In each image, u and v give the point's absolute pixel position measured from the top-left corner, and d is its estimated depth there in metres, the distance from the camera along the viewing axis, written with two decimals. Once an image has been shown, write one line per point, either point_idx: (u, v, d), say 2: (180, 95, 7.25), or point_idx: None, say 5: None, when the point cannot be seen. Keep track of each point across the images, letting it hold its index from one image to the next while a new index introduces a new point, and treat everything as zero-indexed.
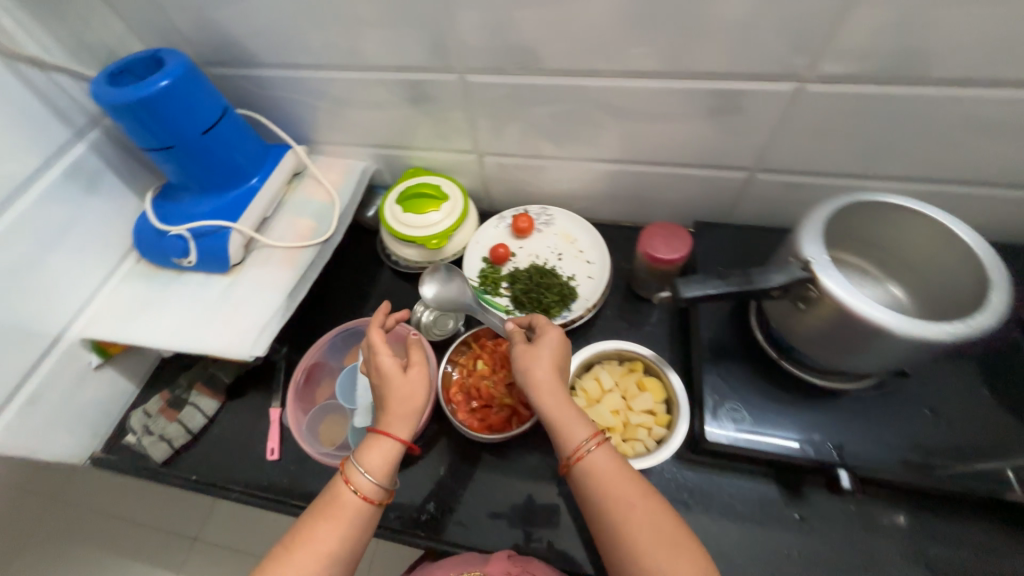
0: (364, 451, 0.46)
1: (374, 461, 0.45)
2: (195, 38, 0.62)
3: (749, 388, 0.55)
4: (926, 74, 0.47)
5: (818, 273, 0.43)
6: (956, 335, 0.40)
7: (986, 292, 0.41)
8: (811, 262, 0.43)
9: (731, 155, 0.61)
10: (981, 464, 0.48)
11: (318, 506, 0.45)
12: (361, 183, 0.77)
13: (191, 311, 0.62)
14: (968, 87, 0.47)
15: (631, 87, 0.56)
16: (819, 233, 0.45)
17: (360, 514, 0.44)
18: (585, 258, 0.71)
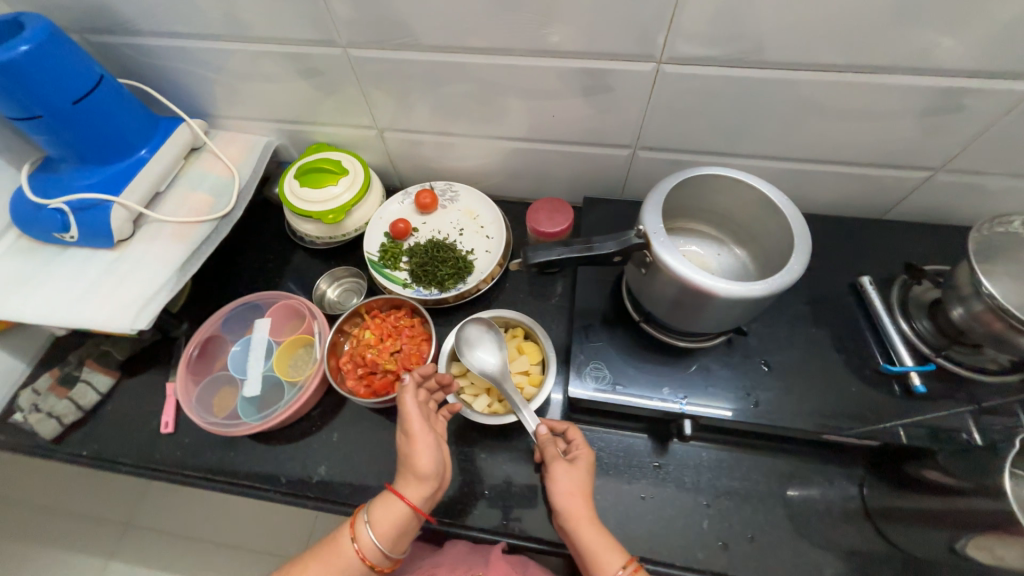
0: (374, 509, 0.49)
1: (379, 519, 0.48)
2: (65, 3, 0.60)
3: (616, 350, 0.60)
4: (762, 57, 0.52)
5: (650, 239, 0.47)
6: (760, 292, 0.46)
7: (790, 255, 0.46)
8: (645, 229, 0.48)
9: (612, 134, 0.65)
10: (808, 410, 0.55)
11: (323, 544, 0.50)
12: (264, 158, 0.76)
13: (74, 286, 0.61)
14: (795, 70, 0.52)
15: (507, 64, 0.58)
16: (657, 204, 0.49)
17: (353, 569, 0.49)
18: (485, 233, 0.74)
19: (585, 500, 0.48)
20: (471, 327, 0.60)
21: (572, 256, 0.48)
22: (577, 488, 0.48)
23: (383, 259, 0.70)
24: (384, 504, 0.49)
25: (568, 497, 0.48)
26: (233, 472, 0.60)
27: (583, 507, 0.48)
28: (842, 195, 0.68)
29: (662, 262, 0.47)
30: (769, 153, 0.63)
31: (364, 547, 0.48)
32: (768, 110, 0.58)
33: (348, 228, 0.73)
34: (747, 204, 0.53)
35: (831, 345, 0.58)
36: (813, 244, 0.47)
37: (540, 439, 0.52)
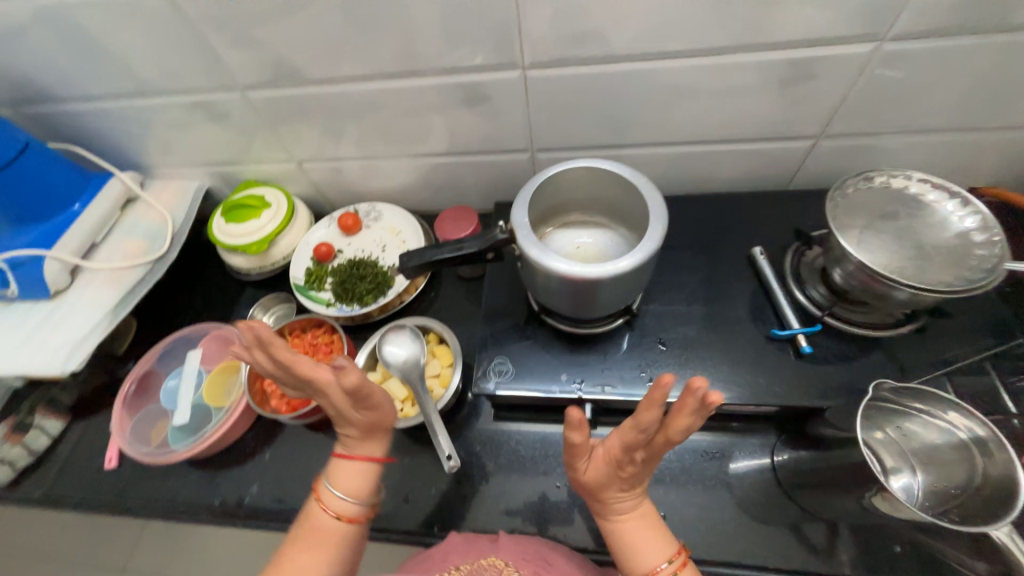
0: (339, 476, 0.49)
1: (350, 482, 0.49)
2: None
3: (522, 345, 0.62)
4: (614, 53, 0.55)
5: (517, 235, 0.50)
6: (622, 271, 0.48)
7: (648, 234, 0.49)
8: (513, 227, 0.51)
9: (505, 140, 0.68)
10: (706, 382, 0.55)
11: (295, 535, 0.48)
12: (197, 201, 0.80)
13: (14, 338, 0.65)
14: (649, 61, 0.55)
15: (390, 87, 0.62)
16: (525, 202, 0.52)
17: (343, 537, 0.48)
18: (406, 247, 0.77)
19: (601, 492, 0.47)
20: (388, 333, 0.62)
21: (447, 255, 0.51)
22: (598, 489, 0.46)
23: (308, 282, 0.73)
24: (348, 469, 0.50)
25: (584, 490, 0.48)
26: (170, 500, 0.63)
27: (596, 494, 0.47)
28: (737, 172, 0.70)
29: (529, 253, 0.50)
30: (655, 140, 0.66)
31: (348, 513, 0.48)
32: (639, 100, 0.60)
33: (275, 257, 0.76)
34: (622, 191, 0.56)
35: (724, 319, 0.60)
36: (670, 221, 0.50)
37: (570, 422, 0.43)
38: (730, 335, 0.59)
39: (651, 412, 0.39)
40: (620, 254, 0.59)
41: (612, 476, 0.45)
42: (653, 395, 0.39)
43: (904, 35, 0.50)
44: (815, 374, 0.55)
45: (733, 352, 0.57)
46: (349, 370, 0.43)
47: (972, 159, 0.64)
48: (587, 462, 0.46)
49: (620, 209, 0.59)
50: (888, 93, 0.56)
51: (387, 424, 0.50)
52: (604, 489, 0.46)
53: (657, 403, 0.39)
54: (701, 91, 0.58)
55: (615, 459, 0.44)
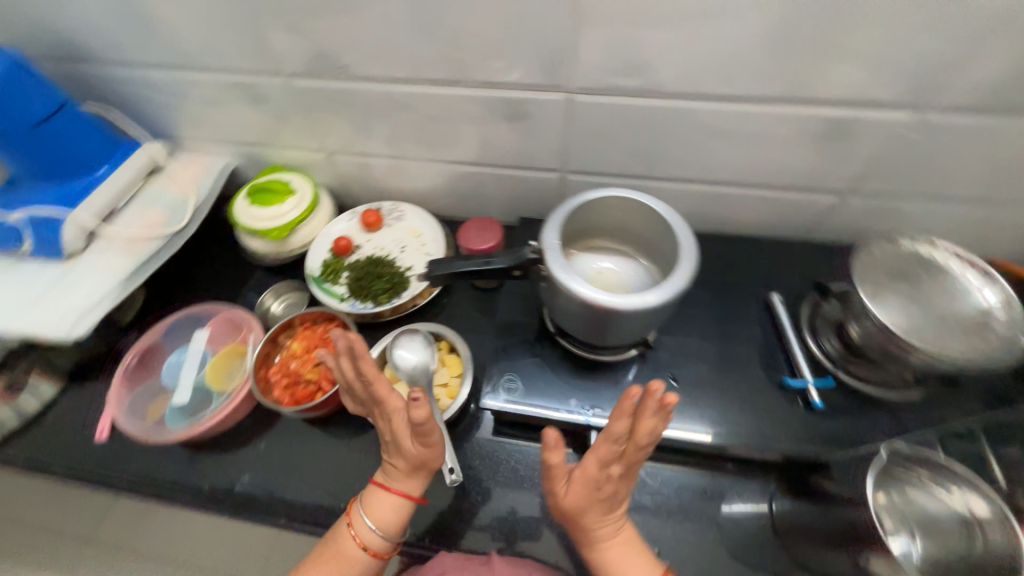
0: (375, 505, 0.52)
1: (383, 513, 0.52)
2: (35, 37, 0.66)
3: (533, 364, 0.62)
4: (660, 88, 0.56)
5: (546, 255, 0.50)
6: (647, 305, 0.48)
7: (675, 272, 0.50)
8: (543, 247, 0.51)
9: (538, 158, 0.69)
10: (714, 423, 0.55)
11: (319, 554, 0.51)
12: (221, 179, 0.80)
13: (23, 296, 0.64)
14: (692, 100, 0.56)
15: (433, 92, 0.62)
16: (557, 224, 0.52)
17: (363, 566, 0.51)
18: (425, 250, 0.77)
19: (585, 520, 0.48)
20: (400, 337, 0.62)
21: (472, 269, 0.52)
22: (579, 515, 0.48)
23: (324, 274, 0.73)
24: (384, 500, 0.52)
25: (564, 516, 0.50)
26: (156, 479, 0.62)
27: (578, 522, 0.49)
28: (762, 217, 0.71)
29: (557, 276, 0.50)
30: (686, 176, 0.66)
31: (374, 545, 0.51)
32: (677, 136, 0.61)
33: (293, 245, 0.76)
34: (653, 224, 0.56)
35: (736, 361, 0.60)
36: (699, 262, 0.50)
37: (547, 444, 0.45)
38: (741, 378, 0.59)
39: (620, 422, 0.43)
40: (641, 286, 0.59)
41: (593, 499, 0.47)
42: (621, 404, 0.43)
43: (943, 106, 0.51)
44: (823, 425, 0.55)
45: (744, 395, 0.57)
46: (421, 406, 0.44)
47: (992, 233, 0.65)
48: (566, 487, 0.48)
49: (647, 241, 0.60)
50: (920, 160, 0.58)
51: (432, 466, 0.52)
52: (586, 515, 0.48)
53: (626, 413, 0.42)
54: (739, 135, 0.59)
55: (593, 480, 0.46)
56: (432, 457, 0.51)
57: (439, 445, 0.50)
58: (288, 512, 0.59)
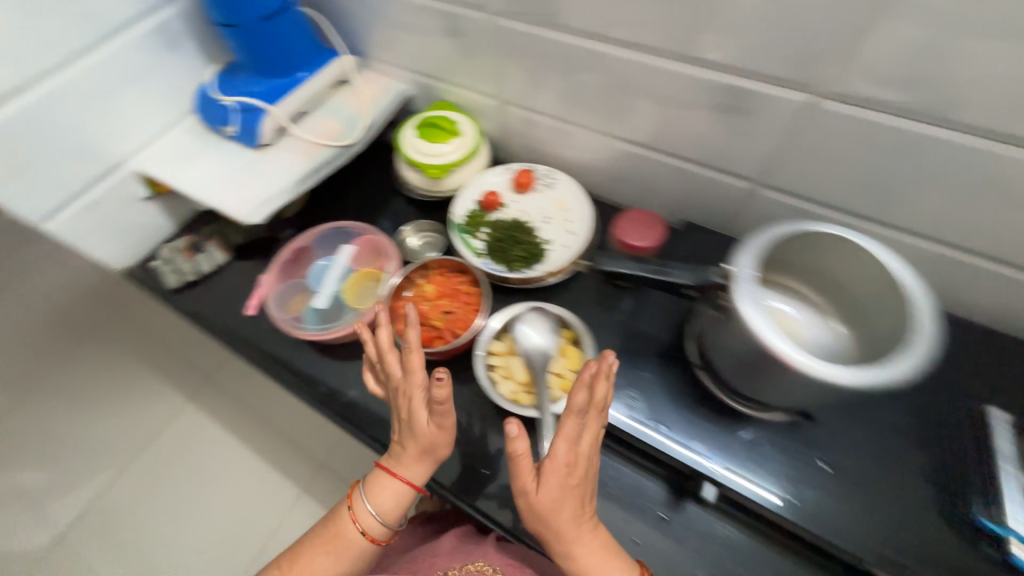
0: (377, 492, 0.54)
1: (382, 497, 0.54)
2: None
3: (660, 386, 0.57)
4: (948, 116, 0.43)
5: (734, 284, 0.42)
6: (852, 384, 0.38)
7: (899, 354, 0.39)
8: (733, 273, 0.43)
9: (734, 162, 0.59)
10: None
11: (322, 536, 0.56)
12: (395, 104, 0.80)
13: (221, 172, 0.73)
14: (987, 140, 0.43)
15: (643, 61, 0.55)
16: (756, 252, 0.44)
17: (362, 546, 0.55)
18: (569, 228, 0.72)
19: (562, 522, 0.45)
20: (529, 312, 0.60)
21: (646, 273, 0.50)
22: (552, 515, 0.45)
23: (466, 225, 0.73)
24: (385, 486, 0.54)
25: (538, 521, 0.46)
26: (284, 365, 0.68)
27: (555, 528, 0.45)
28: (1006, 306, 0.55)
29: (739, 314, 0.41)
30: (925, 229, 0.53)
31: (372, 528, 0.55)
32: (938, 180, 0.48)
33: (444, 187, 0.76)
34: (877, 287, 0.45)
35: (898, 470, 0.51)
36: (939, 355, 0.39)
37: (509, 431, 0.43)
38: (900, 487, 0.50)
39: (580, 393, 0.45)
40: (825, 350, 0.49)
41: (567, 492, 0.45)
42: (578, 375, 0.45)
43: None
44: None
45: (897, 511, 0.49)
46: (445, 385, 0.46)
47: None
48: (536, 483, 0.45)
49: (858, 304, 0.48)
50: None
51: (439, 454, 0.53)
52: (557, 515, 0.45)
53: (583, 383, 0.45)
54: None
55: (564, 466, 0.44)
56: (440, 442, 0.52)
57: (450, 431, 0.51)
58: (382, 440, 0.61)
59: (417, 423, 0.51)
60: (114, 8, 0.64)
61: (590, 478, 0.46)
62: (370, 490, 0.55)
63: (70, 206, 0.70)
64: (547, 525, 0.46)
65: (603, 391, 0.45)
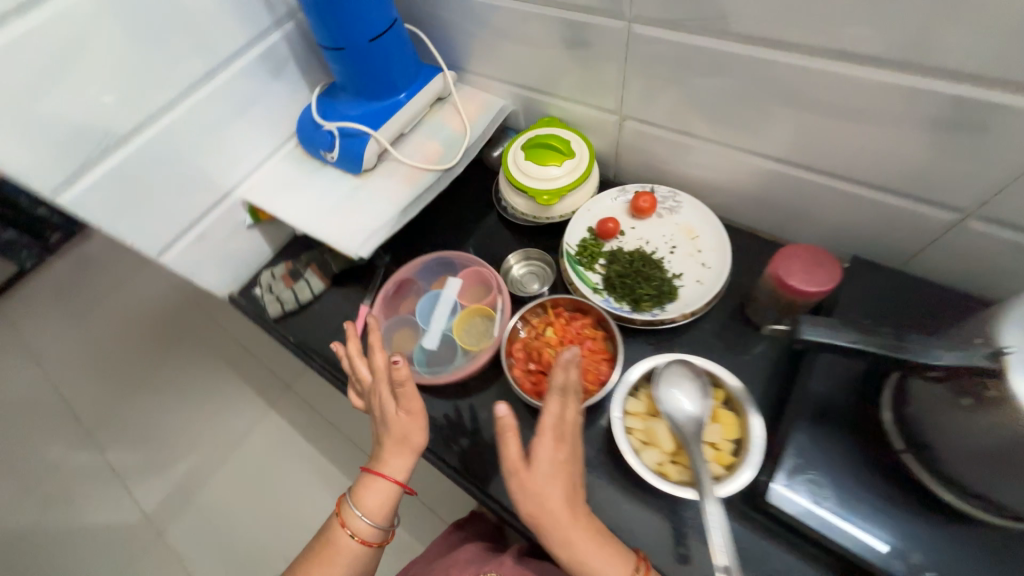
0: (362, 494, 0.51)
1: (371, 501, 0.51)
2: None
3: (845, 466, 0.47)
4: None
5: (1010, 366, 0.35)
6: None
7: None
8: (1008, 352, 0.35)
9: (939, 187, 0.49)
10: None
11: (318, 548, 0.52)
12: (496, 121, 0.75)
13: (324, 201, 0.70)
14: None
15: (834, 71, 0.46)
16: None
17: (357, 553, 0.52)
18: (700, 259, 0.64)
19: (557, 506, 0.44)
20: (674, 368, 0.53)
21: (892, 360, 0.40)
22: (544, 496, 0.44)
23: (581, 255, 0.66)
24: (372, 487, 0.51)
25: (533, 508, 0.45)
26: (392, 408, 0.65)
27: (556, 516, 0.44)
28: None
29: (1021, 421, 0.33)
30: None
31: (365, 531, 0.51)
32: None
33: (554, 213, 0.69)
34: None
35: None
36: None
37: (505, 415, 0.44)
38: None
39: (561, 370, 0.47)
40: None
41: (558, 471, 0.45)
42: (554, 357, 0.48)
43: None
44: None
45: None
46: (402, 365, 0.47)
47: None
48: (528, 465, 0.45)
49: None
50: None
51: (416, 446, 0.51)
52: (552, 498, 0.44)
53: (562, 362, 0.47)
54: None
55: (553, 444, 0.46)
56: (413, 430, 0.51)
57: (421, 417, 0.51)
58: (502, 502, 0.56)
59: (391, 416, 0.51)
60: (226, 38, 0.62)
61: (575, 457, 0.47)
62: (357, 493, 0.52)
63: (184, 238, 0.70)
64: (544, 510, 0.45)
65: (566, 365, 0.48)
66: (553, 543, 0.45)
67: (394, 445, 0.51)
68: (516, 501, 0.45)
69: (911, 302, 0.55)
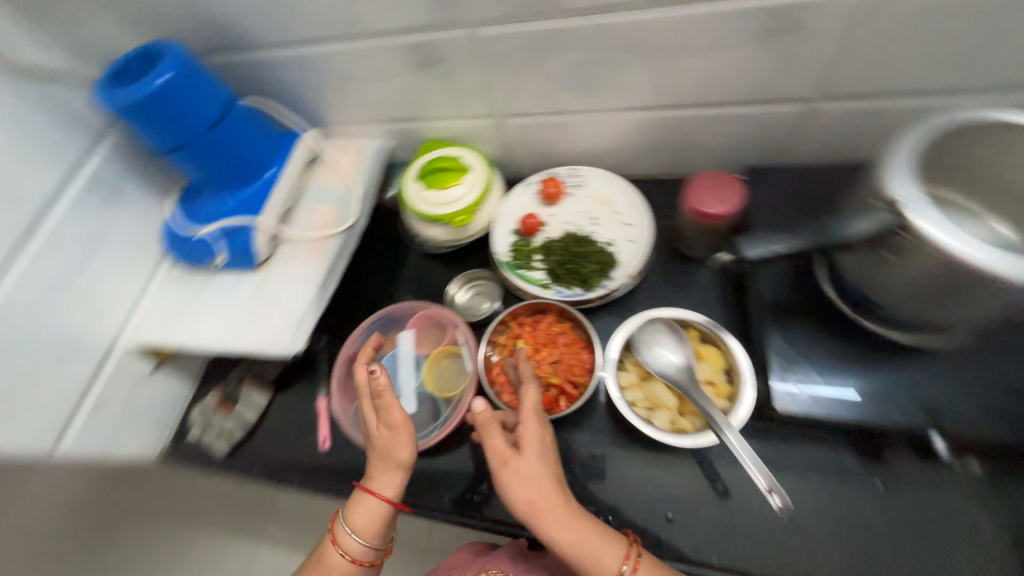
0: (352, 511, 0.49)
1: (360, 520, 0.48)
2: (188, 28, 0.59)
3: (819, 348, 0.52)
4: None
5: (910, 214, 0.39)
6: None
7: None
8: (900, 202, 0.40)
9: (785, 85, 0.55)
10: None
11: (311, 565, 0.50)
12: (378, 163, 0.72)
13: (231, 312, 0.63)
14: None
15: (664, 17, 0.49)
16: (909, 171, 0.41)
17: (348, 573, 0.49)
18: (623, 220, 0.66)
19: (547, 493, 0.45)
20: (645, 325, 0.57)
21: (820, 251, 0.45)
22: (530, 483, 0.45)
23: (517, 259, 0.66)
24: (362, 505, 0.49)
25: (524, 498, 0.45)
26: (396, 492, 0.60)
27: (546, 502, 0.45)
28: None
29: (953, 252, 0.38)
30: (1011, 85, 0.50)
31: (355, 551, 0.49)
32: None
33: (473, 230, 0.68)
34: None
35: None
36: None
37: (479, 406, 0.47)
38: None
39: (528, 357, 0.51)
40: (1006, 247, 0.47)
41: (542, 458, 0.47)
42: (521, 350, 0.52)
43: None
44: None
45: None
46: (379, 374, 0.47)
47: None
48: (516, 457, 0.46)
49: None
50: None
51: (406, 461, 0.48)
52: (540, 485, 0.45)
53: None
54: None
55: (534, 425, 0.48)
56: (397, 446, 0.48)
57: (407, 430, 0.48)
58: None
59: (376, 430, 0.49)
60: (29, 183, 0.53)
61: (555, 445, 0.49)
62: (348, 510, 0.50)
63: (76, 420, 0.59)
64: (538, 496, 0.45)
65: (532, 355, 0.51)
66: (545, 533, 0.45)
67: (381, 462, 0.49)
68: (507, 495, 0.46)
69: (809, 188, 0.61)
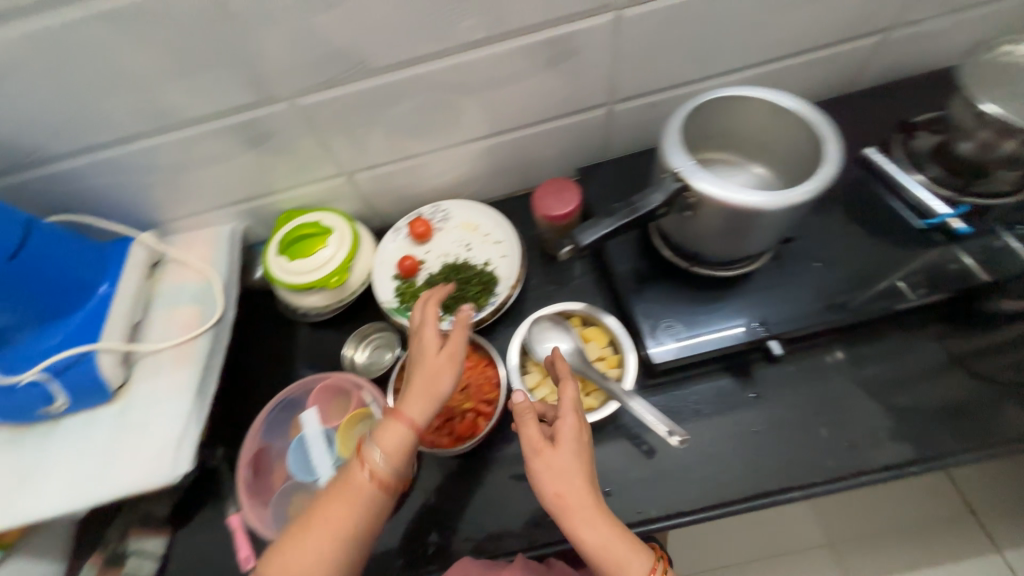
0: (381, 432, 0.56)
1: (388, 441, 0.55)
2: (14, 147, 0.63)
3: (673, 302, 0.71)
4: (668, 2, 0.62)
5: (690, 178, 0.56)
6: (807, 191, 0.54)
7: (825, 148, 0.57)
8: (681, 171, 0.57)
9: (584, 96, 0.72)
10: (882, 285, 0.69)
11: (334, 486, 0.55)
12: (233, 246, 0.80)
13: (81, 458, 0.65)
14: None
15: (466, 58, 0.64)
16: (677, 147, 0.58)
17: (367, 493, 0.54)
18: (493, 240, 0.80)
19: (579, 489, 0.52)
20: (539, 326, 0.73)
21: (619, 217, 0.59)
22: (563, 479, 0.52)
23: (406, 301, 0.76)
24: (392, 429, 0.56)
25: (557, 498, 0.51)
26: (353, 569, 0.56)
27: (577, 497, 0.51)
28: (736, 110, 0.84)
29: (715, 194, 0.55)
30: (684, 75, 0.73)
31: (379, 473, 0.54)
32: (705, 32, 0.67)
33: (354, 284, 0.80)
34: (767, 116, 0.64)
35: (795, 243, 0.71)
36: (840, 135, 0.58)
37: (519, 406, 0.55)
38: (863, 232, 0.73)
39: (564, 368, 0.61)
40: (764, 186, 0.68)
41: (575, 466, 0.53)
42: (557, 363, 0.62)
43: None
44: (959, 267, 0.69)
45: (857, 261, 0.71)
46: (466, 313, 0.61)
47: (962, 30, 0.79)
48: (542, 462, 0.53)
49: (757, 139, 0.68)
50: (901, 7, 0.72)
51: (440, 393, 0.57)
52: (568, 477, 0.52)
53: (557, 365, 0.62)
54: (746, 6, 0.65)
55: (572, 429, 0.55)
56: (441, 381, 0.58)
57: (461, 356, 0.59)
58: (503, 552, 0.66)
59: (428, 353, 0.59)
60: None
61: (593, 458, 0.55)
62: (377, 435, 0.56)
63: None
64: (571, 490, 0.52)
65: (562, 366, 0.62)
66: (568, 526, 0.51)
67: (425, 387, 0.57)
68: (542, 487, 0.52)
69: (630, 171, 0.81)
